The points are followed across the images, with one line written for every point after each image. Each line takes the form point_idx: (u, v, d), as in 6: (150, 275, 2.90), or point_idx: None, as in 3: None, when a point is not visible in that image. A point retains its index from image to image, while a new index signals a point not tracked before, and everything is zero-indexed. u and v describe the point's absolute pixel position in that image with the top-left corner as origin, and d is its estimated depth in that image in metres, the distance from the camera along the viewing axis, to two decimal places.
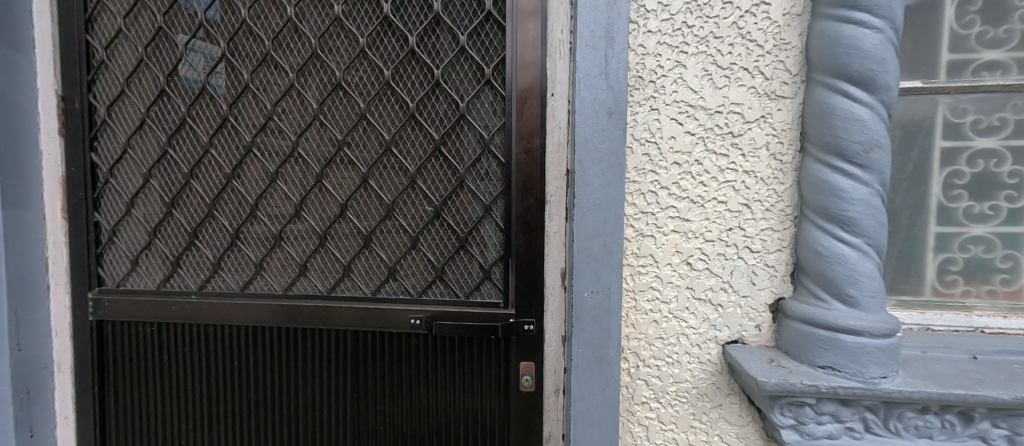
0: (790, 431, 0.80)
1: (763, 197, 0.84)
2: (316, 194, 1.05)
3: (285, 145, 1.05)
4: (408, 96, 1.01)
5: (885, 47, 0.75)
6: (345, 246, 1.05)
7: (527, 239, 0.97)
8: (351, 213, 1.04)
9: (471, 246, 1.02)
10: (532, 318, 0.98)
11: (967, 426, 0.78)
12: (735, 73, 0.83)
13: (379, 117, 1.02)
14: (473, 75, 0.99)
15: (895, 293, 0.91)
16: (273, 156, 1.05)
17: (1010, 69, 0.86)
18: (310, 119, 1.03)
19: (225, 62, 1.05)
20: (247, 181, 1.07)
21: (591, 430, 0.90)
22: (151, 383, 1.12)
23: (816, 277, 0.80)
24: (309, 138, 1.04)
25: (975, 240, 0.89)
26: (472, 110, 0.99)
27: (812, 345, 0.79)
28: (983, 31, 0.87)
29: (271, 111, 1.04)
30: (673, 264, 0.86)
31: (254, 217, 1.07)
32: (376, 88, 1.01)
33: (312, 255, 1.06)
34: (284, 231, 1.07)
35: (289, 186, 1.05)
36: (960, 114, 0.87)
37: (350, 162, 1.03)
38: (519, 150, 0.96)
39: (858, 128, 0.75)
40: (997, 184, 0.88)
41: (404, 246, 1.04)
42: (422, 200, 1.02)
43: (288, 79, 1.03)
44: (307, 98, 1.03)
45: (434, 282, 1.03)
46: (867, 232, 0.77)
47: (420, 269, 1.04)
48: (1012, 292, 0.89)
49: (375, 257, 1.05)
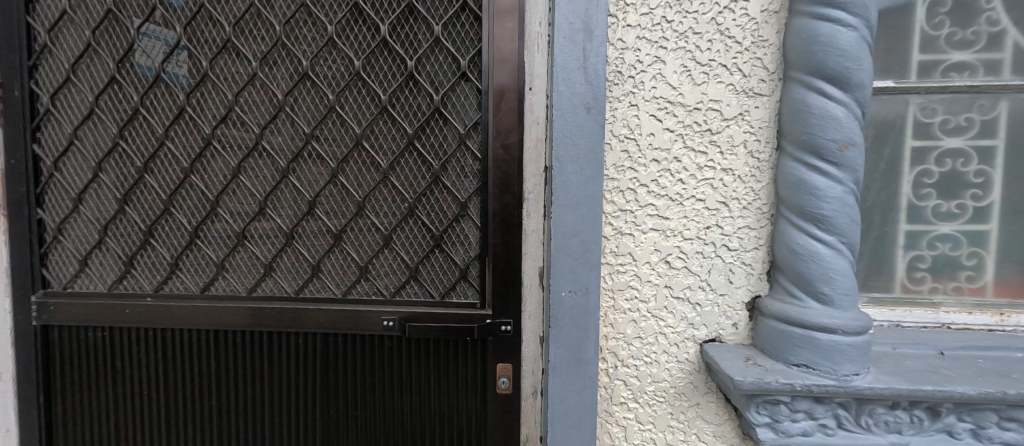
0: (765, 428, 0.80)
1: (740, 195, 0.84)
2: (282, 191, 1.00)
3: (248, 138, 0.99)
4: (380, 89, 0.97)
5: (860, 45, 0.75)
6: (314, 245, 1.01)
7: (504, 237, 0.94)
8: (320, 210, 1.00)
9: (447, 243, 0.99)
10: (509, 318, 0.96)
11: (935, 420, 0.79)
12: (714, 70, 0.82)
13: (349, 110, 0.98)
14: (449, 67, 0.96)
15: (867, 290, 0.93)
16: (235, 149, 1.00)
17: (977, 70, 0.88)
18: (275, 111, 0.98)
19: (183, 48, 0.99)
20: (207, 176, 1.01)
21: (568, 432, 0.89)
22: (103, 392, 1.05)
23: (791, 275, 0.80)
24: (274, 130, 0.99)
25: (942, 238, 0.91)
26: (447, 104, 0.96)
27: (787, 343, 0.79)
28: (952, 32, 0.88)
29: (234, 101, 0.99)
30: (652, 262, 0.85)
31: (215, 214, 1.02)
32: (346, 79, 0.97)
33: (278, 255, 1.02)
34: (247, 229, 1.02)
35: (253, 181, 1.00)
36: (930, 114, 0.89)
37: (318, 156, 0.99)
38: (495, 146, 0.93)
39: (833, 126, 0.76)
40: (964, 183, 0.90)
41: (376, 245, 1.00)
42: (395, 197, 0.99)
43: (250, 68, 0.98)
44: (272, 89, 0.98)
45: (408, 282, 1.00)
46: (841, 230, 0.77)
47: (393, 268, 1.00)
48: (977, 289, 0.91)
49: (346, 257, 1.01)
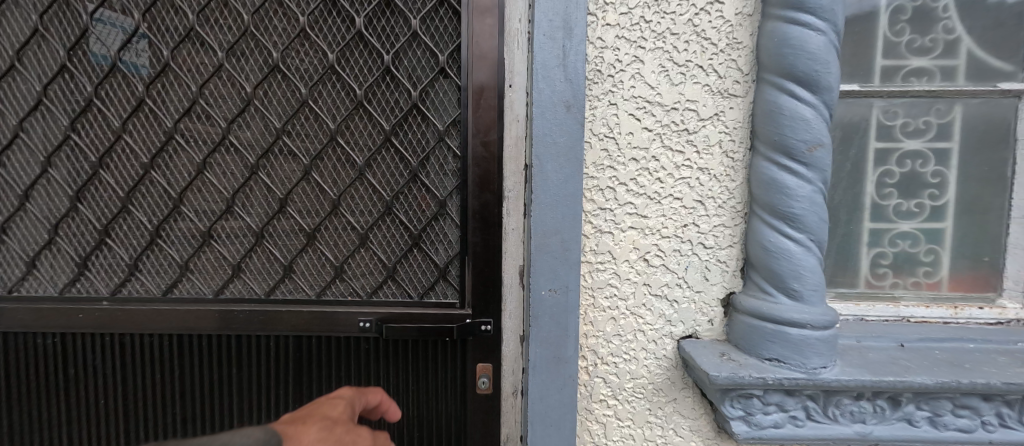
0: (739, 422, 0.82)
1: (716, 194, 0.85)
2: (251, 188, 0.96)
3: (214, 133, 0.95)
4: (356, 83, 0.94)
5: (828, 49, 0.77)
6: (286, 244, 0.97)
7: (484, 236, 0.93)
8: (292, 208, 0.96)
9: (425, 242, 0.97)
10: (489, 318, 0.94)
11: (896, 409, 0.83)
12: (691, 71, 0.84)
13: (322, 104, 0.95)
14: (427, 63, 0.94)
15: (834, 286, 0.96)
16: (200, 144, 0.95)
17: (934, 76, 0.92)
18: (243, 104, 0.94)
19: (142, 36, 0.93)
20: (169, 172, 0.96)
21: (548, 431, 0.88)
22: (54, 402, 0.99)
23: (763, 272, 0.82)
24: (242, 125, 0.95)
25: (902, 235, 0.95)
26: (425, 100, 0.94)
27: (760, 338, 0.81)
28: (912, 39, 0.92)
29: (199, 93, 0.94)
30: (630, 261, 0.86)
31: (178, 212, 0.97)
32: (320, 73, 0.94)
33: (247, 255, 0.97)
34: (213, 228, 0.97)
35: (219, 178, 0.96)
36: (891, 117, 0.93)
37: (289, 152, 0.95)
38: (475, 143, 0.92)
39: (803, 127, 0.78)
40: (922, 183, 0.94)
41: (351, 244, 0.98)
42: (371, 195, 0.96)
43: (216, 59, 0.93)
44: (240, 81, 0.94)
45: (385, 282, 0.98)
46: (810, 228, 0.80)
47: (370, 268, 0.98)
48: (933, 284, 0.96)
49: (319, 257, 0.98)
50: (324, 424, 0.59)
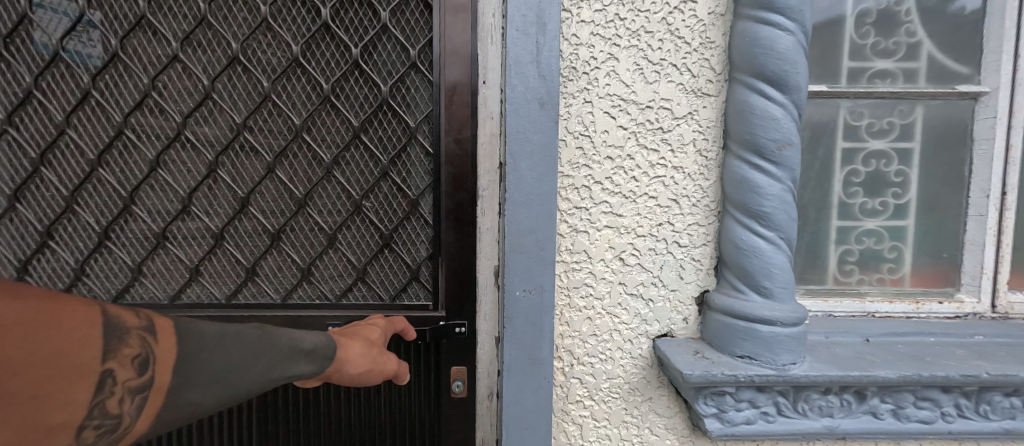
0: (713, 419, 0.82)
1: (690, 192, 0.85)
2: (210, 187, 0.91)
3: (168, 127, 0.89)
4: (322, 77, 0.90)
5: (797, 49, 0.78)
6: (248, 246, 0.93)
7: (459, 235, 0.91)
8: (255, 208, 0.92)
9: (397, 243, 0.95)
10: (463, 320, 0.92)
11: (861, 403, 0.85)
12: (665, 69, 0.83)
13: (286, 98, 0.91)
14: (398, 58, 0.91)
15: (803, 283, 0.98)
16: (153, 139, 0.90)
17: (897, 78, 0.95)
18: (200, 97, 0.89)
19: (87, 23, 0.87)
20: (118, 170, 0.90)
21: (523, 433, 0.87)
22: None
23: (735, 270, 0.83)
24: (199, 119, 0.90)
25: (868, 233, 0.98)
26: (396, 96, 0.91)
27: (732, 336, 0.82)
28: (876, 42, 0.95)
29: (152, 85, 0.88)
30: (606, 260, 0.85)
31: (129, 212, 0.91)
32: (284, 66, 0.90)
33: (206, 257, 0.93)
34: (168, 229, 0.92)
35: (174, 176, 0.91)
36: (857, 117, 0.95)
37: (251, 148, 0.91)
38: (448, 140, 0.90)
39: (773, 126, 0.79)
40: (886, 182, 0.97)
41: (319, 245, 0.94)
42: (339, 194, 0.93)
43: (170, 49, 0.88)
44: (197, 73, 0.89)
45: (355, 284, 0.95)
46: (780, 226, 0.81)
47: (339, 270, 0.95)
48: (897, 280, 0.99)
49: (285, 259, 0.94)
50: (366, 344, 0.72)
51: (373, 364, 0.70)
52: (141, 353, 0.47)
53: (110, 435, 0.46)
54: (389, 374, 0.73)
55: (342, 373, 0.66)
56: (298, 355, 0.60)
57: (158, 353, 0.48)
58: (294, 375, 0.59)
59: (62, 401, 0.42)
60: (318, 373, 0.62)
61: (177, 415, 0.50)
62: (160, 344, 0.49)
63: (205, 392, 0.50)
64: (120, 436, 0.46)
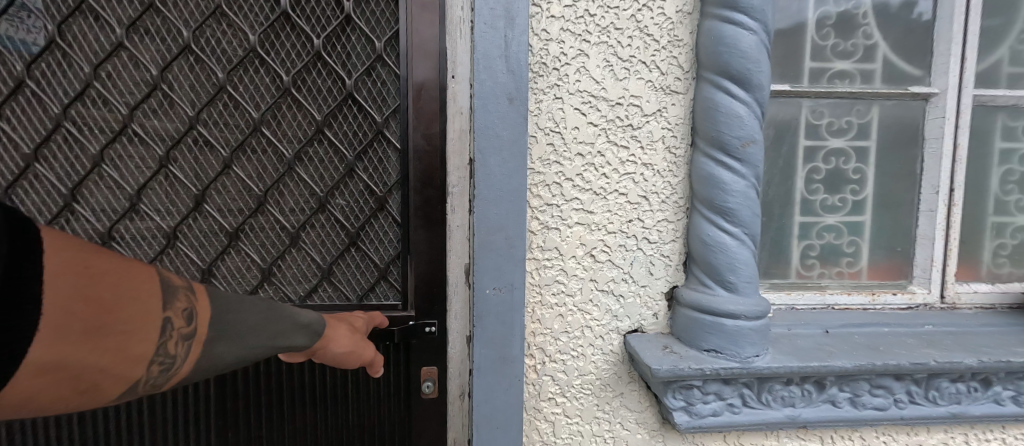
0: (681, 412, 0.84)
1: (659, 189, 0.86)
2: (161, 184, 0.88)
3: (114, 120, 0.86)
4: (282, 69, 0.87)
5: (759, 49, 0.80)
6: (204, 245, 0.91)
7: (428, 234, 0.89)
8: (211, 207, 0.90)
9: (364, 242, 0.92)
10: (434, 319, 0.91)
11: (821, 392, 0.88)
12: (634, 66, 0.84)
13: (244, 90, 0.88)
14: (364, 50, 0.88)
15: (768, 277, 1.01)
16: (96, 133, 0.86)
17: (855, 78, 0.98)
18: (148, 88, 0.86)
19: (20, 8, 0.82)
20: (58, 165, 0.86)
21: (495, 432, 0.86)
22: None
23: (703, 265, 0.84)
24: (148, 112, 0.86)
25: (828, 228, 1.01)
26: (361, 89, 0.89)
27: (699, 330, 0.84)
28: (836, 43, 0.98)
29: (95, 72, 0.84)
30: (577, 256, 0.85)
31: (73, 210, 0.88)
32: (240, 56, 0.86)
33: (158, 258, 0.90)
34: (115, 229, 0.89)
35: (122, 172, 0.87)
36: (818, 116, 0.98)
37: (206, 143, 0.88)
38: (416, 136, 0.88)
39: (737, 124, 0.80)
40: (845, 179, 1.00)
41: (282, 245, 0.92)
42: (298, 190, 0.91)
43: (114, 36, 0.84)
44: (144, 63, 0.85)
45: (320, 285, 0.93)
46: (745, 222, 0.83)
47: (303, 270, 0.93)
48: (854, 273, 1.03)
49: (244, 259, 0.92)
50: (352, 328, 0.77)
51: (356, 347, 0.74)
52: (188, 307, 0.54)
53: (165, 374, 0.52)
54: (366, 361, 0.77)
55: (326, 351, 0.70)
56: (298, 328, 0.65)
57: (198, 307, 0.55)
58: (292, 346, 0.63)
59: (135, 335, 0.50)
60: (310, 346, 0.66)
61: (210, 366, 0.56)
62: (199, 301, 0.55)
63: (229, 349, 0.57)
64: (173, 374, 0.53)
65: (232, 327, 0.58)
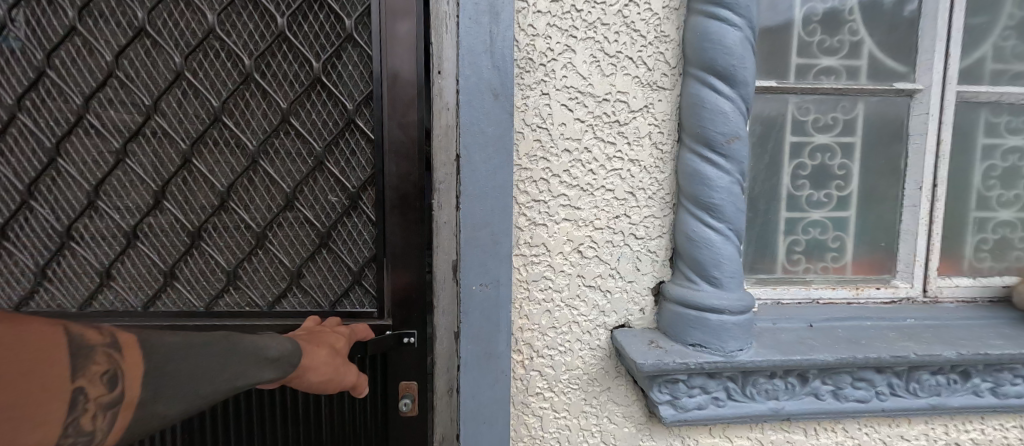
0: (667, 406, 0.85)
1: (646, 185, 0.87)
2: (116, 182, 0.94)
3: (70, 110, 0.92)
4: (244, 51, 0.91)
5: (744, 44, 0.80)
6: (166, 246, 0.96)
7: (404, 235, 0.92)
8: (174, 203, 0.95)
9: (335, 242, 0.97)
10: (412, 330, 0.94)
11: (804, 385, 0.89)
12: (621, 62, 0.84)
13: (204, 78, 0.92)
14: (328, 28, 0.91)
15: (754, 272, 1.02)
16: (53, 124, 0.92)
17: (841, 75, 0.99)
18: (103, 75, 0.91)
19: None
20: (15, 155, 0.93)
21: (482, 427, 0.87)
22: None
23: (688, 261, 0.85)
24: (102, 102, 0.92)
25: (813, 224, 1.02)
26: (335, 70, 0.92)
27: (684, 325, 0.84)
28: (822, 40, 0.98)
29: (65, 76, 0.91)
30: (565, 252, 0.85)
31: (31, 206, 0.95)
32: (197, 39, 0.91)
33: (118, 259, 0.97)
34: (73, 228, 0.95)
35: (80, 167, 0.94)
36: (804, 112, 0.99)
37: (164, 134, 0.93)
38: (393, 125, 0.90)
39: (722, 120, 0.81)
40: (830, 175, 1.01)
41: (246, 243, 0.97)
42: (258, 188, 0.95)
43: (69, 20, 0.90)
44: (100, 51, 0.91)
45: (289, 289, 0.98)
46: (729, 217, 0.83)
47: (269, 272, 0.98)
48: (839, 268, 1.04)
49: (207, 260, 0.97)
50: (331, 350, 0.75)
51: (334, 373, 0.72)
52: (108, 369, 0.44)
53: None
54: (349, 384, 0.77)
55: (302, 379, 0.68)
56: (263, 362, 0.60)
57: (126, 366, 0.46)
58: (257, 382, 0.58)
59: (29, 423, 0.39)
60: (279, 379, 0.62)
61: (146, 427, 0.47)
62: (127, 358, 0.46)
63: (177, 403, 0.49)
64: None
65: (176, 380, 0.49)
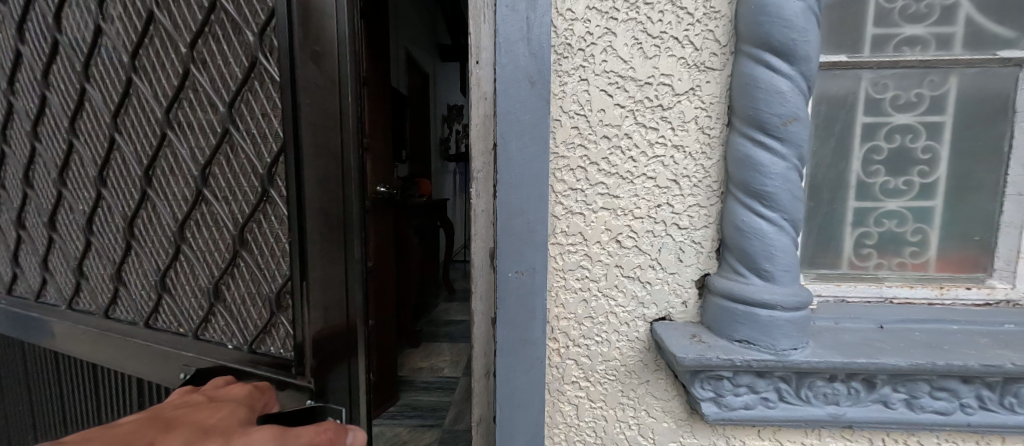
0: (709, 403, 0.81)
1: (691, 172, 0.82)
2: (101, 194, 1.28)
3: (69, 129, 1.30)
4: (178, 41, 1.09)
5: (807, 16, 0.73)
6: (147, 265, 1.26)
7: (327, 277, 1.04)
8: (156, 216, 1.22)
9: (260, 268, 1.12)
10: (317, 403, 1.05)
11: (871, 391, 0.81)
12: (665, 43, 0.80)
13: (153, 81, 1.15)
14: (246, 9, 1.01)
15: (815, 267, 0.93)
16: (67, 144, 1.31)
17: (929, 45, 0.87)
18: (86, 82, 1.24)
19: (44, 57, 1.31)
20: (48, 163, 1.36)
21: (517, 411, 0.88)
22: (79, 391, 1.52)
23: (736, 252, 0.79)
24: (84, 114, 1.27)
25: (888, 214, 0.92)
26: (253, 48, 1.01)
27: (730, 320, 0.79)
28: (905, 6, 0.87)
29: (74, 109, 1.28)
30: (602, 242, 0.84)
31: (61, 210, 1.38)
32: (139, 35, 1.13)
33: (115, 266, 1.30)
34: (85, 230, 1.34)
35: (85, 173, 1.30)
36: (880, 89, 0.88)
37: (129, 147, 1.21)
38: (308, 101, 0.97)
39: (778, 100, 0.74)
40: (910, 159, 0.90)
41: (172, 262, 1.21)
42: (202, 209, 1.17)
43: (61, 37, 1.25)
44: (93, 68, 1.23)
45: (211, 315, 1.19)
46: (784, 207, 0.77)
47: (211, 299, 1.19)
48: (919, 264, 0.93)
49: (171, 278, 1.23)
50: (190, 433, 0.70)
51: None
52: None
53: None
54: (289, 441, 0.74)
55: None
56: None
57: None
58: None
59: None
60: None
61: None
62: None
63: None
64: None
65: None
